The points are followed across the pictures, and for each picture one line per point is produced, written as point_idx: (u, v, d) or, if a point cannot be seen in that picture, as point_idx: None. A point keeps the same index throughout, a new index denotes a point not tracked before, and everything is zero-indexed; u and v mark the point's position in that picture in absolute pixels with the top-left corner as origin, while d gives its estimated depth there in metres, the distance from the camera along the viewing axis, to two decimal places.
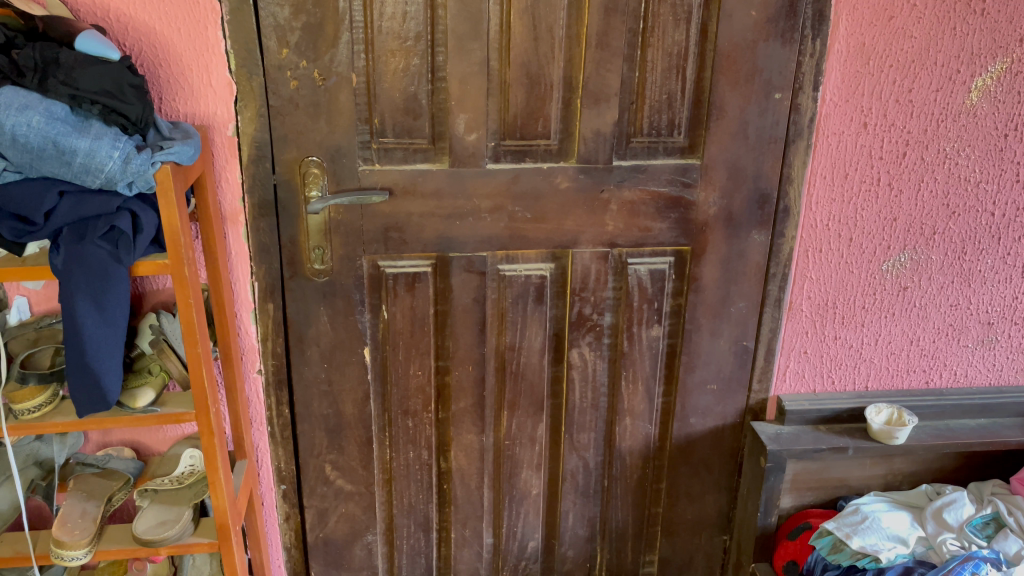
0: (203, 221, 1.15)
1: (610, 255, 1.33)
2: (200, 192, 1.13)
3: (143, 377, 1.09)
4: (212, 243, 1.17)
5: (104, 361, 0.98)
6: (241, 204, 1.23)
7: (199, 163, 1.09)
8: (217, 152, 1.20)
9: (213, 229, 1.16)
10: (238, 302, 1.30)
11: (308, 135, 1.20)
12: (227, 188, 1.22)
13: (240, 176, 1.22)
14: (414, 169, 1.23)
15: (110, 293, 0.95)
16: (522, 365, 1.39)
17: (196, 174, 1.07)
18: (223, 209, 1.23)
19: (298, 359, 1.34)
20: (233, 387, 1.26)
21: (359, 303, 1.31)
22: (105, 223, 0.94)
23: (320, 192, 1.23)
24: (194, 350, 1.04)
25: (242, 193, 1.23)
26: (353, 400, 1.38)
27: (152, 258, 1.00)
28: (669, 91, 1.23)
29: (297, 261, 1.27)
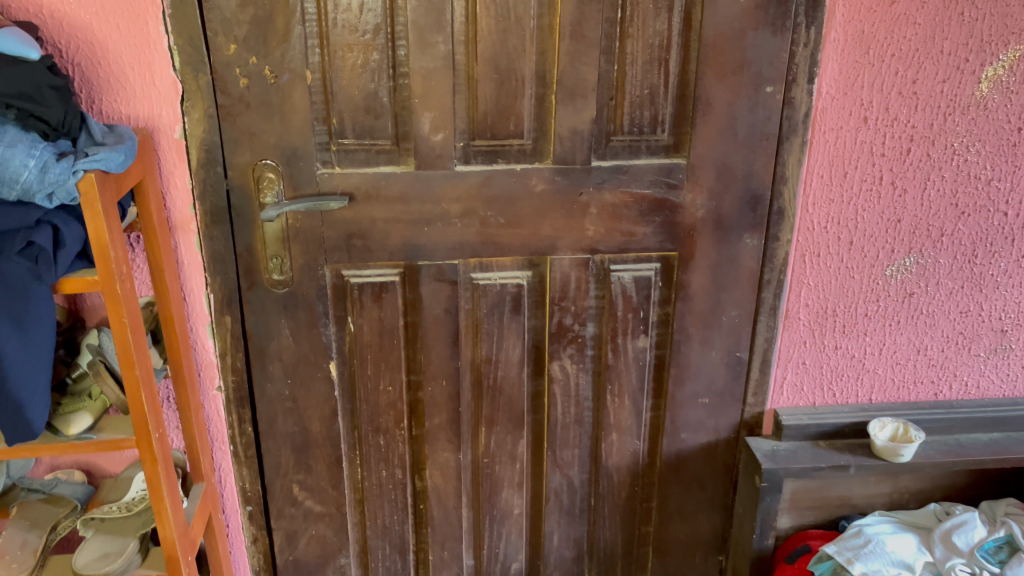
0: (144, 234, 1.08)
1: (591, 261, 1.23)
2: (140, 202, 1.06)
3: (81, 404, 1.01)
4: (156, 257, 1.09)
5: (27, 386, 0.89)
6: (192, 211, 1.15)
7: (137, 171, 1.02)
8: (164, 156, 1.12)
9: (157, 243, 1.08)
10: (193, 316, 1.22)
11: (261, 136, 1.11)
12: (175, 194, 1.14)
13: (189, 181, 1.13)
14: (376, 172, 1.15)
15: (29, 315, 0.87)
16: (499, 379, 1.30)
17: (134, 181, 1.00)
18: (172, 218, 1.15)
19: (260, 375, 1.27)
20: (185, 406, 1.18)
21: (323, 315, 1.23)
22: (23, 238, 0.86)
23: (275, 198, 1.14)
24: (131, 372, 0.96)
25: (192, 199, 1.15)
26: (320, 418, 1.30)
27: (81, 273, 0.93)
28: (651, 86, 1.14)
29: (254, 270, 1.19)
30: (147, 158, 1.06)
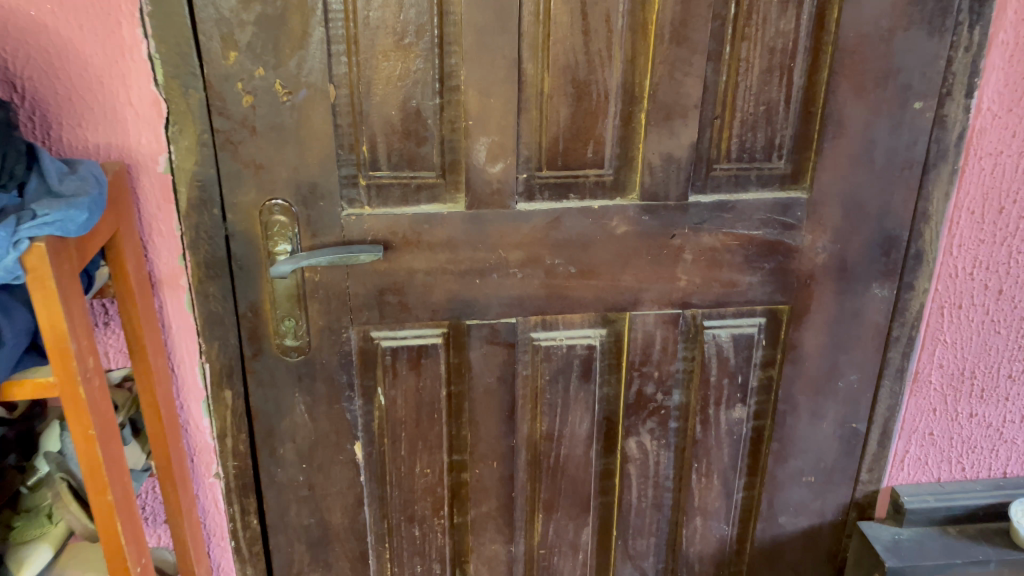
0: (119, 300, 0.82)
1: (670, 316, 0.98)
2: (113, 261, 0.80)
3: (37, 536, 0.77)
4: (136, 330, 0.84)
5: None
6: (182, 264, 0.90)
7: (107, 223, 0.77)
8: (145, 196, 0.87)
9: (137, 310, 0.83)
10: (185, 391, 0.97)
11: (271, 169, 0.86)
12: (160, 244, 0.89)
13: (178, 226, 0.88)
14: (417, 212, 0.90)
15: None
16: (562, 458, 1.06)
17: (102, 240, 0.75)
18: (156, 272, 0.90)
19: (268, 459, 1.02)
20: (175, 511, 0.93)
21: (346, 387, 0.99)
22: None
23: (288, 248, 0.89)
24: (103, 499, 0.73)
25: (181, 249, 0.90)
26: (342, 508, 1.06)
27: (29, 374, 0.68)
28: (768, 101, 0.89)
29: (261, 334, 0.95)
30: (123, 201, 0.81)
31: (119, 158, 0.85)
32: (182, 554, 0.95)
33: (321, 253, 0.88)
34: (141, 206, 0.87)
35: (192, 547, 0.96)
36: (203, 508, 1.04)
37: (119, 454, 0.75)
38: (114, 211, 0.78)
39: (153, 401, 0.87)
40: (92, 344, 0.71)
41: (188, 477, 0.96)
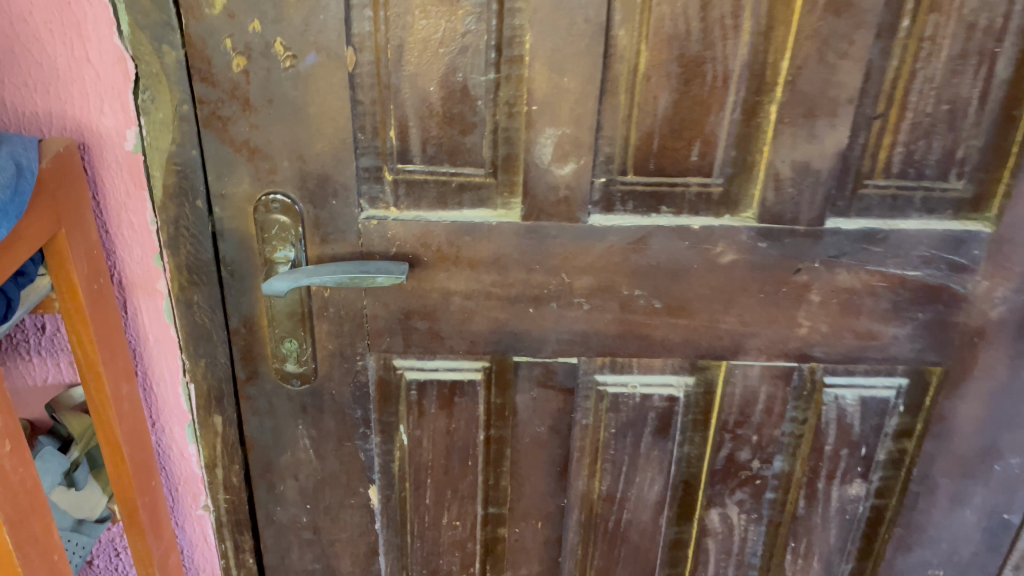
0: (66, 317, 0.64)
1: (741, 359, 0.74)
2: (55, 269, 0.61)
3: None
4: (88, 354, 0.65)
5: None
6: (160, 265, 0.71)
7: (39, 224, 0.57)
8: (113, 181, 0.67)
9: (89, 330, 0.65)
10: (166, 413, 0.80)
11: (269, 155, 0.65)
12: (133, 240, 0.70)
13: (155, 220, 0.69)
14: (458, 219, 0.68)
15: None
16: (623, 523, 0.85)
17: (27, 250, 0.56)
18: (128, 273, 0.71)
19: (266, 495, 0.84)
20: (144, 562, 0.76)
21: (361, 423, 0.79)
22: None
23: (290, 260, 0.69)
24: None
25: (159, 248, 0.70)
26: (353, 556, 0.88)
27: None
28: (953, 99, 0.63)
29: (256, 356, 0.75)
30: (70, 190, 0.61)
31: (77, 127, 0.65)
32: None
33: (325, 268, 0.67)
34: (105, 192, 0.67)
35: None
36: (189, 542, 0.88)
37: (47, 528, 0.57)
38: (53, 204, 0.59)
39: (115, 438, 0.69)
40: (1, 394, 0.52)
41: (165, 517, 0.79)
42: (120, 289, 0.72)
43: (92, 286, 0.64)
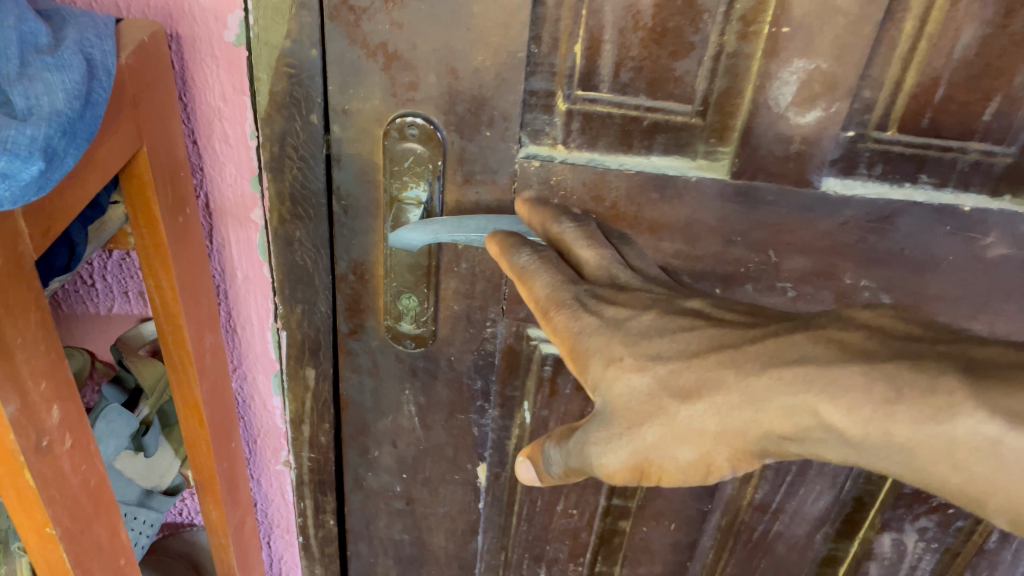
0: (143, 257, 0.51)
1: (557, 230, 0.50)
2: (133, 198, 0.48)
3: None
4: (169, 303, 0.52)
5: None
6: (256, 191, 0.57)
7: (119, 143, 0.44)
8: (206, 81, 0.52)
9: (172, 277, 0.51)
10: (251, 361, 0.68)
11: (412, 65, 0.49)
12: (227, 158, 0.56)
13: (255, 136, 0.54)
14: (645, 168, 0.52)
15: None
16: (771, 535, 0.72)
17: (100, 178, 0.43)
18: (218, 200, 0.58)
19: (357, 459, 0.72)
20: (218, 531, 0.65)
21: (479, 396, 0.66)
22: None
23: (420, 203, 0.53)
24: None
25: (257, 171, 0.56)
26: (448, 531, 0.77)
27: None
28: None
29: (364, 309, 0.61)
30: (155, 99, 0.47)
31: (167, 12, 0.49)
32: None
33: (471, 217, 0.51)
34: (197, 100, 0.53)
35: (241, 569, 0.69)
36: (262, 493, 0.78)
37: (111, 530, 0.47)
38: (135, 116, 0.45)
39: (193, 398, 0.57)
40: (61, 376, 0.41)
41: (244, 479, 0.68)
42: (207, 219, 0.59)
43: (178, 221, 0.51)
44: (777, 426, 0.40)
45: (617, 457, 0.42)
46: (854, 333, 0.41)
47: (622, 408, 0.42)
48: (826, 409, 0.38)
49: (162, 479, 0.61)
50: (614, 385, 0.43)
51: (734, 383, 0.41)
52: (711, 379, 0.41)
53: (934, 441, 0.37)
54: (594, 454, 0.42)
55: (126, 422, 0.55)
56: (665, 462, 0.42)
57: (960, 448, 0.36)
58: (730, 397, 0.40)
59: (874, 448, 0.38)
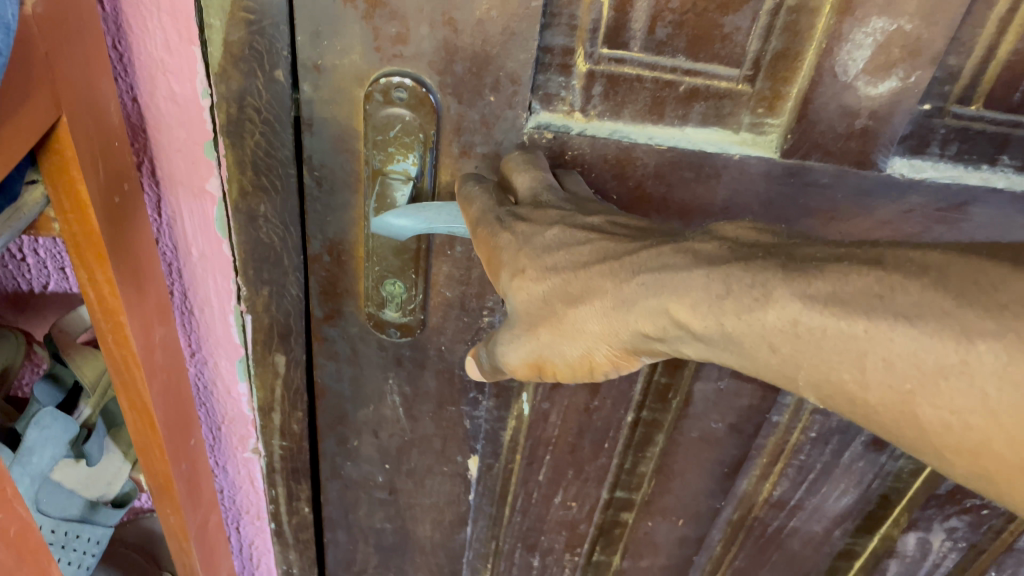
0: (71, 247, 0.42)
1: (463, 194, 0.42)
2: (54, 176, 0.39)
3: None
4: (105, 299, 0.44)
5: None
6: (212, 156, 0.46)
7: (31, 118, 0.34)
8: (140, 21, 0.41)
9: (109, 268, 0.43)
10: (210, 343, 0.57)
11: (400, 13, 0.39)
12: (173, 117, 0.45)
13: (207, 92, 0.43)
14: (677, 141, 0.44)
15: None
16: (786, 531, 0.67)
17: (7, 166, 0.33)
18: (163, 163, 0.47)
19: (334, 448, 0.65)
20: (179, 536, 0.58)
21: (473, 387, 0.59)
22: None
23: (411, 179, 0.45)
24: None
25: (212, 133, 0.45)
26: (436, 521, 0.71)
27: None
28: None
29: (341, 292, 0.53)
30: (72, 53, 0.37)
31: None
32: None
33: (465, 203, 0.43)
34: (131, 39, 0.41)
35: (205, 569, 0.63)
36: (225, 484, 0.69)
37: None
38: (50, 80, 0.36)
39: (141, 402, 0.49)
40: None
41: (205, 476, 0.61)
42: (152, 185, 0.48)
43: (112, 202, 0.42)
44: (641, 326, 0.36)
45: (515, 353, 0.40)
46: (712, 239, 0.36)
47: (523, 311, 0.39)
48: (675, 309, 0.35)
49: (110, 487, 0.55)
50: (519, 292, 0.39)
51: (612, 289, 0.37)
52: (564, 279, 0.38)
53: (781, 341, 0.32)
54: (500, 349, 0.40)
55: (64, 427, 0.49)
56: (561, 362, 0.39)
57: (769, 335, 0.32)
58: (610, 301, 0.37)
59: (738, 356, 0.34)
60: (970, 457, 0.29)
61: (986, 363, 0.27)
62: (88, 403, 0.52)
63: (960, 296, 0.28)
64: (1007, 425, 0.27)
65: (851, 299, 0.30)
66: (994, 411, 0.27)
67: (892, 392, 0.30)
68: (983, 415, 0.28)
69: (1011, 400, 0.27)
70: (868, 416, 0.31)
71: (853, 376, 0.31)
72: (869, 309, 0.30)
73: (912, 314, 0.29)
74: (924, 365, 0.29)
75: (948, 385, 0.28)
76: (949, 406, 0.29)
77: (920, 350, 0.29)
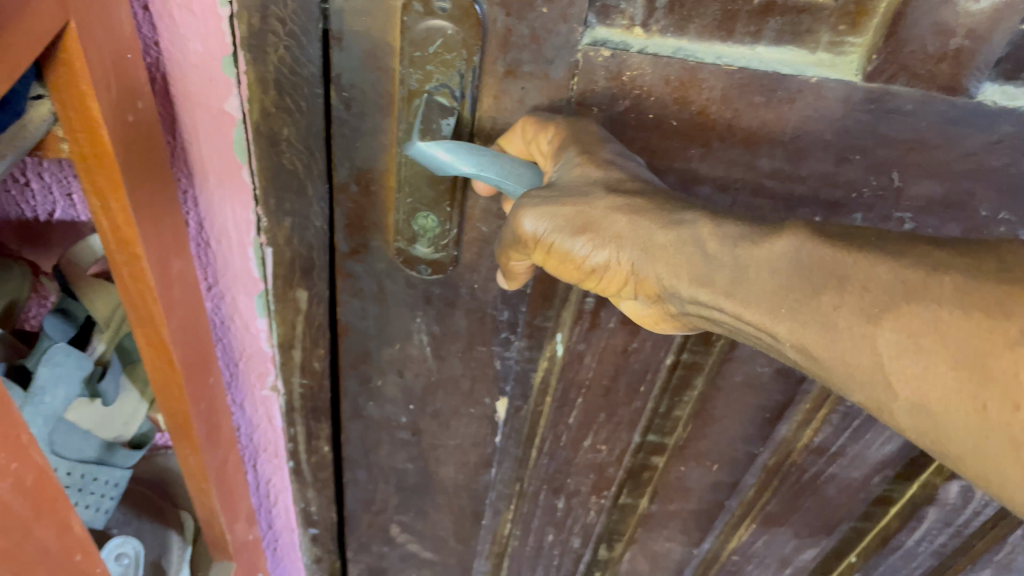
0: (82, 170, 0.38)
1: (540, 125, 0.40)
2: (65, 91, 0.35)
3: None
4: (122, 228, 0.41)
5: None
6: (230, 73, 0.42)
7: (38, 21, 0.30)
8: None
9: (123, 193, 0.39)
10: (226, 279, 0.53)
11: None
12: (186, 30, 0.40)
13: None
14: (746, 62, 0.39)
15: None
16: (823, 477, 0.64)
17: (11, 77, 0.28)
18: (177, 79, 0.42)
19: (356, 388, 0.62)
20: (199, 476, 0.56)
21: (505, 327, 0.56)
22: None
23: (451, 110, 0.41)
24: None
25: (231, 46, 0.40)
26: (460, 463, 0.68)
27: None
28: None
29: (369, 225, 0.49)
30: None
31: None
32: (210, 519, 0.61)
33: (520, 163, 0.40)
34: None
35: (225, 511, 0.61)
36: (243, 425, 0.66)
37: (60, 528, 0.35)
38: None
39: (159, 338, 0.46)
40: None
41: (224, 415, 0.58)
42: (165, 104, 0.43)
43: (126, 121, 0.38)
44: (662, 238, 0.37)
45: (540, 225, 0.37)
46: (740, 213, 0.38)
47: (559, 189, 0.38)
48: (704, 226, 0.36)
49: (127, 428, 0.53)
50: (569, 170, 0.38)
51: (651, 195, 0.38)
52: (612, 182, 0.37)
53: (783, 268, 0.34)
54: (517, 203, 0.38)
55: (77, 364, 0.48)
56: (571, 250, 0.38)
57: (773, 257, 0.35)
58: (648, 204, 0.37)
59: (740, 288, 0.35)
60: (912, 387, 0.31)
61: (946, 292, 0.31)
62: (101, 339, 0.52)
63: (948, 265, 0.32)
64: (956, 351, 0.30)
65: (840, 235, 0.35)
66: (944, 337, 0.30)
67: (868, 337, 0.32)
68: (934, 339, 0.31)
69: (962, 328, 0.30)
70: (832, 342, 0.33)
71: (830, 300, 0.33)
72: (863, 252, 0.33)
73: (909, 273, 0.32)
74: (893, 293, 0.32)
75: (911, 312, 0.31)
76: (909, 331, 0.31)
77: (893, 275, 0.32)
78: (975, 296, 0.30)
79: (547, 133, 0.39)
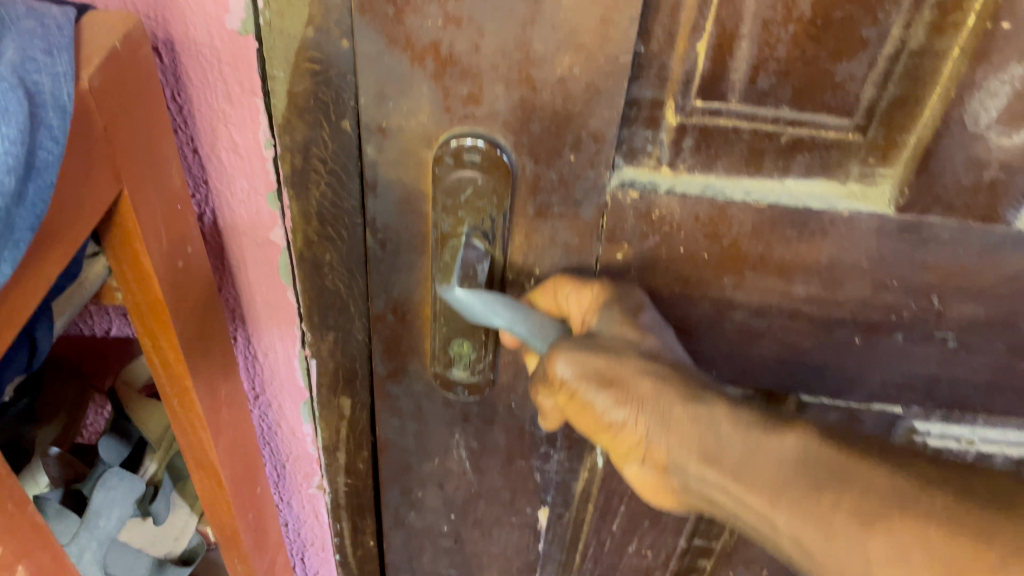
0: (135, 315, 0.41)
1: (583, 287, 0.41)
2: (118, 249, 0.38)
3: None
4: (173, 366, 0.43)
5: None
6: (275, 208, 0.45)
7: (93, 199, 0.33)
8: (202, 81, 0.40)
9: (171, 334, 0.41)
10: (275, 386, 0.56)
11: (473, 73, 0.36)
12: (236, 173, 0.44)
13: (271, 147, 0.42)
14: (775, 199, 0.39)
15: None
16: None
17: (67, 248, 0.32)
18: (229, 216, 0.46)
19: (398, 499, 0.62)
20: None
21: (545, 442, 0.55)
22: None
23: (484, 255, 0.41)
24: None
25: (275, 187, 0.44)
26: (504, 568, 0.68)
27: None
28: None
29: (406, 351, 0.50)
30: (137, 125, 0.36)
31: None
32: None
33: (549, 320, 0.41)
34: (193, 95, 0.40)
35: None
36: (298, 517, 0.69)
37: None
38: (110, 154, 0.34)
39: (208, 461, 0.48)
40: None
41: (273, 515, 0.59)
42: (214, 235, 0.47)
43: (178, 267, 0.41)
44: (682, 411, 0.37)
45: (570, 371, 0.38)
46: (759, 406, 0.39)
47: (597, 343, 0.39)
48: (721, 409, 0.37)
49: (177, 543, 0.55)
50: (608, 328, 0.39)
51: (678, 370, 0.38)
52: (644, 350, 0.38)
53: (790, 461, 0.35)
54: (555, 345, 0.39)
55: (130, 486, 0.49)
56: (591, 403, 0.38)
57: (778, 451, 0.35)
58: (675, 376, 0.38)
59: (748, 473, 0.36)
60: None
61: (937, 513, 0.30)
62: (153, 458, 0.52)
63: (947, 486, 0.31)
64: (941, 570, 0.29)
65: (848, 439, 0.35)
66: (932, 557, 0.30)
67: (857, 541, 0.32)
68: (922, 554, 0.30)
69: (949, 551, 0.29)
70: (824, 541, 0.32)
71: (831, 497, 0.33)
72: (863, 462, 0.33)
73: (903, 486, 0.32)
74: (889, 501, 0.32)
75: (903, 523, 0.31)
76: (900, 546, 0.30)
77: (892, 487, 0.32)
78: (967, 520, 0.30)
79: (596, 293, 0.41)
